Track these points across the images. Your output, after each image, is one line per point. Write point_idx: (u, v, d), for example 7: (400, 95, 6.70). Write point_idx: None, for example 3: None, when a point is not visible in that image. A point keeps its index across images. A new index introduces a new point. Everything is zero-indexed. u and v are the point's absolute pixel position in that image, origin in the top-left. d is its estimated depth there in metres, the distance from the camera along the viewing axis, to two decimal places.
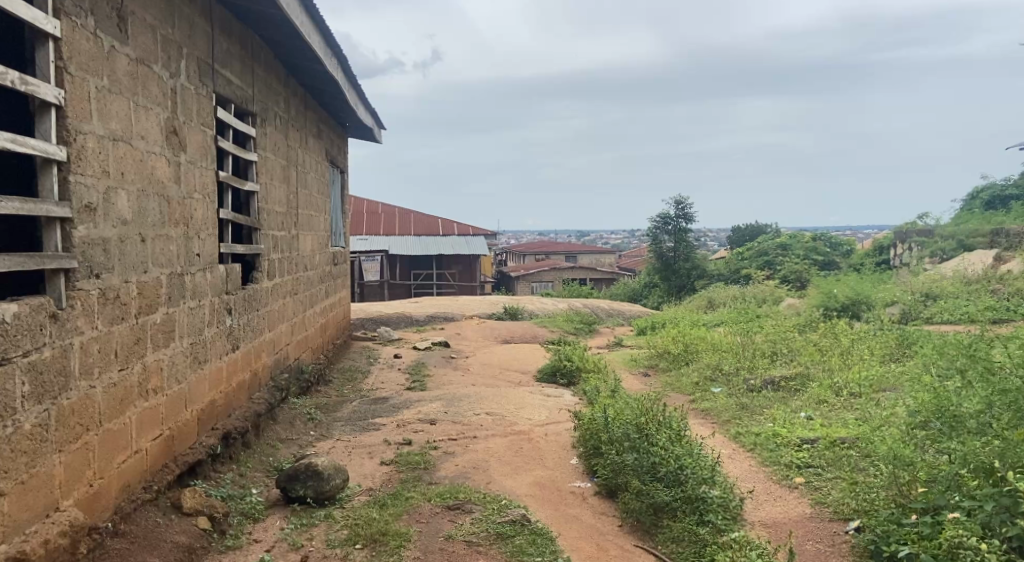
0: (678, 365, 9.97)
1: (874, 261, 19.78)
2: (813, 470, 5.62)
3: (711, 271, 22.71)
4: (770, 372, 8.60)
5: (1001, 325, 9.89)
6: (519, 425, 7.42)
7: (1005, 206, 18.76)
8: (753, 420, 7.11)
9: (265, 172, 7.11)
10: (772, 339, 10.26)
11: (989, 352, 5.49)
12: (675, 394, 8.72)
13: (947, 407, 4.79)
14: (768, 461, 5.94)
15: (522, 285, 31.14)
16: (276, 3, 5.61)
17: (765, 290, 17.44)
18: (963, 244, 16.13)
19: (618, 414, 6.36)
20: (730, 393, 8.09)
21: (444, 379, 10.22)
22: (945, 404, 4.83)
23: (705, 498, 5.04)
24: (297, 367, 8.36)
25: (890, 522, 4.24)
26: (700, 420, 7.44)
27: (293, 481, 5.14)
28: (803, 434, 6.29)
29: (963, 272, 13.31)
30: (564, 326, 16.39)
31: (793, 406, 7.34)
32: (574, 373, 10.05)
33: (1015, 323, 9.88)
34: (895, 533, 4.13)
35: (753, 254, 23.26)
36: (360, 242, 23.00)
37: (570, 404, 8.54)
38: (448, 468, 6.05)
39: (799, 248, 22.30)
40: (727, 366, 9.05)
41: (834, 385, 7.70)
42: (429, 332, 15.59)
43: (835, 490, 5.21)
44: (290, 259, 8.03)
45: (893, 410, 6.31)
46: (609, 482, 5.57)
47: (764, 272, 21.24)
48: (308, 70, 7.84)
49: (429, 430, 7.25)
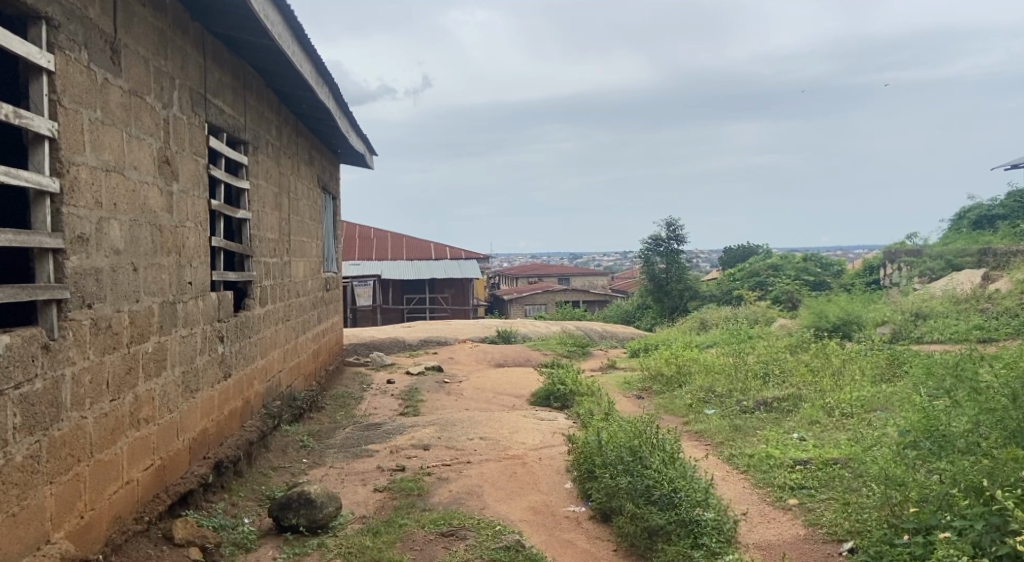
0: (671, 388, 9.99)
1: (865, 280, 19.90)
2: (806, 491, 5.62)
3: (703, 292, 22.79)
4: (763, 393, 8.63)
5: (990, 344, 9.95)
6: (513, 450, 7.41)
7: (993, 226, 18.93)
8: (746, 441, 7.14)
9: (257, 199, 7.14)
10: (765, 359, 10.29)
11: (976, 371, 5.53)
12: (669, 416, 8.72)
13: (937, 426, 4.83)
14: (762, 483, 5.94)
15: (515, 308, 31.23)
16: (269, 33, 5.66)
17: (758, 311, 17.50)
18: (952, 264, 16.23)
19: (611, 437, 6.36)
20: (723, 414, 8.11)
21: (438, 404, 10.20)
22: (934, 424, 4.85)
23: (700, 521, 5.03)
24: (290, 394, 8.33)
25: (884, 543, 4.28)
26: (693, 442, 7.44)
27: (285, 509, 5.12)
28: (797, 455, 6.31)
29: (953, 291, 13.40)
30: (557, 348, 16.42)
31: (786, 427, 7.36)
32: (567, 397, 10.05)
33: (1003, 342, 9.96)
34: (888, 553, 4.17)
35: (745, 275, 23.36)
36: (353, 267, 23.04)
37: (564, 427, 8.55)
38: (442, 494, 6.03)
39: (790, 269, 22.39)
40: (720, 388, 9.07)
41: (826, 405, 7.72)
42: (423, 355, 15.59)
43: (829, 511, 5.22)
44: (282, 286, 8.03)
45: (885, 430, 6.33)
46: (603, 505, 5.58)
47: (756, 293, 21.34)
48: (301, 98, 7.90)
49: (423, 456, 7.23)
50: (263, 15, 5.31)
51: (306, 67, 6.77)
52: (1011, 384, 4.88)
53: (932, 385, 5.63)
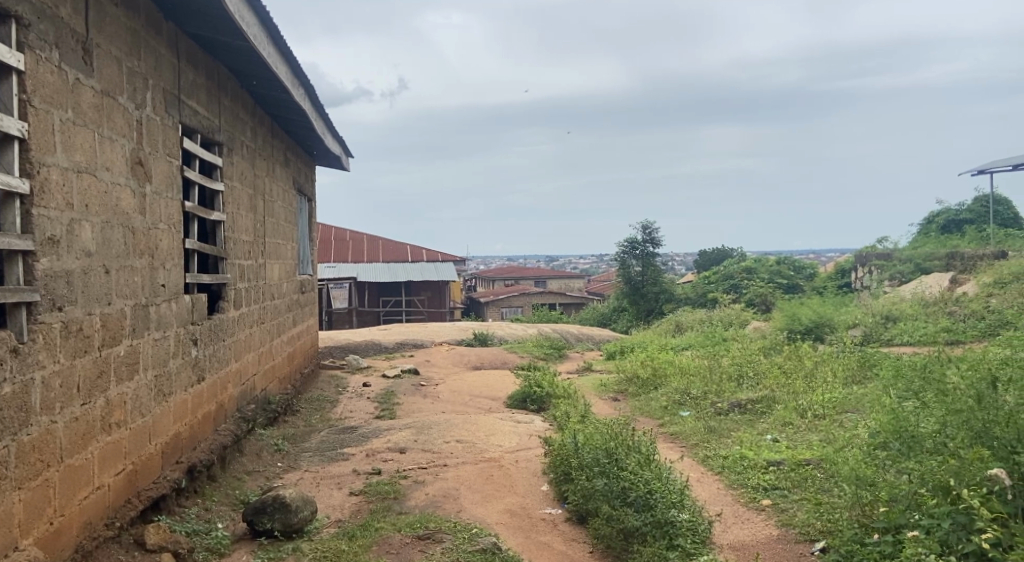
0: (647, 390, 10.04)
1: (836, 284, 20.14)
2: (779, 492, 5.68)
3: (678, 295, 22.94)
4: (737, 395, 8.71)
5: (956, 346, 10.12)
6: (490, 452, 7.41)
7: (960, 231, 19.25)
8: (720, 442, 7.19)
9: (231, 201, 7.08)
10: (739, 362, 10.39)
11: (943, 372, 5.61)
12: (645, 418, 8.76)
13: (906, 428, 4.89)
14: (735, 484, 6.00)
15: (492, 310, 31.22)
16: (244, 34, 5.63)
17: (732, 313, 17.63)
18: (921, 267, 16.46)
19: (587, 439, 6.39)
20: (698, 416, 8.16)
21: (414, 407, 10.17)
22: (901, 424, 4.94)
23: (675, 522, 5.06)
24: (264, 398, 8.27)
25: (854, 542, 4.33)
26: (668, 444, 7.49)
27: (260, 514, 5.08)
28: (770, 456, 6.37)
29: (922, 294, 13.60)
30: (533, 351, 16.45)
31: (759, 428, 7.43)
32: (544, 399, 10.08)
33: (969, 344, 10.12)
34: (858, 552, 4.23)
35: (720, 278, 23.54)
36: (328, 269, 22.92)
37: (540, 429, 8.56)
38: (418, 497, 6.02)
39: (763, 272, 22.58)
40: (695, 390, 9.13)
41: (798, 407, 7.81)
42: (399, 358, 15.54)
43: (801, 511, 5.28)
44: (257, 288, 7.97)
45: (856, 431, 6.41)
46: (580, 507, 5.60)
47: (730, 296, 21.51)
48: (276, 100, 7.85)
49: (399, 459, 7.21)
50: (239, 16, 5.28)
51: (282, 68, 6.74)
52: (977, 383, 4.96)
53: (902, 384, 5.72)
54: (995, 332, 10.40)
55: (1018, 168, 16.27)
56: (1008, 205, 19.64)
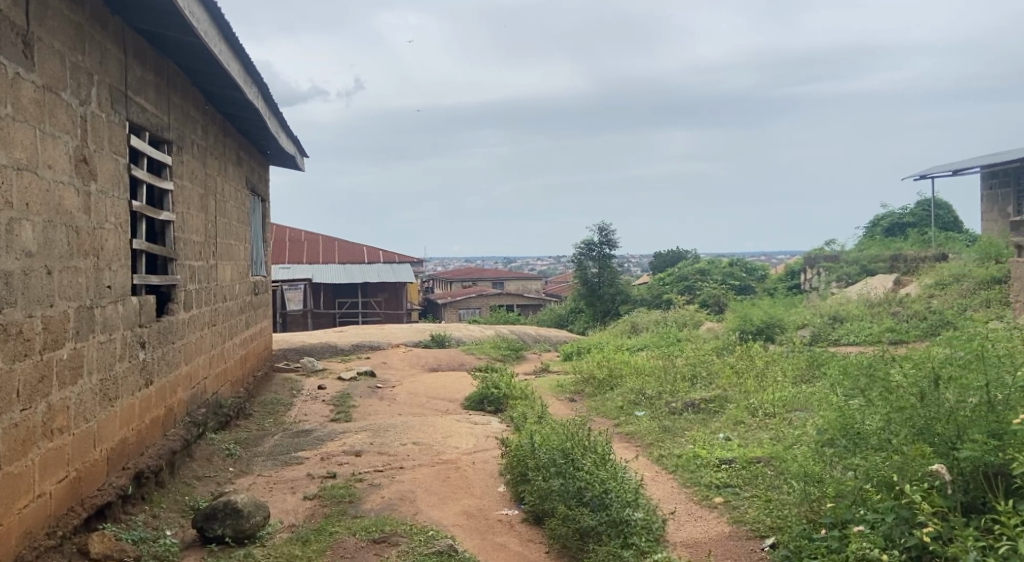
0: (604, 390, 10.08)
1: (786, 285, 20.51)
2: (730, 490, 5.75)
3: (635, 296, 23.13)
4: (690, 394, 8.79)
5: (899, 346, 10.35)
6: (447, 454, 7.38)
7: (903, 234, 19.76)
8: (674, 441, 7.25)
9: (181, 201, 6.95)
10: (692, 362, 10.50)
11: (887, 371, 5.74)
12: (601, 418, 8.81)
13: (852, 425, 4.89)
14: (688, 482, 6.06)
15: (449, 312, 31.11)
16: (194, 31, 5.53)
17: (686, 314, 17.82)
18: (866, 269, 16.82)
19: (544, 440, 6.40)
20: (653, 416, 8.23)
21: (370, 410, 10.08)
22: (846, 420, 4.99)
23: (630, 521, 5.08)
24: (216, 401, 8.13)
25: (803, 537, 4.47)
26: (624, 443, 7.54)
27: (210, 520, 4.98)
28: (722, 454, 6.45)
29: (867, 295, 13.91)
30: (491, 352, 16.42)
31: (712, 427, 7.51)
32: (502, 400, 10.08)
33: (911, 344, 10.37)
34: (806, 548, 4.34)
35: (674, 279, 23.77)
36: (282, 270, 22.62)
37: (498, 431, 8.54)
38: (374, 501, 5.96)
39: (716, 274, 22.87)
40: (650, 390, 9.20)
41: (749, 405, 7.92)
42: (355, 360, 15.40)
43: (752, 508, 5.35)
44: (209, 290, 7.83)
45: (804, 429, 6.52)
46: (537, 508, 5.61)
47: (684, 296, 21.74)
48: (228, 97, 7.73)
49: (355, 462, 7.14)
50: (189, 12, 5.18)
51: (234, 66, 6.63)
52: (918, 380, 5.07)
53: (850, 382, 5.83)
54: (936, 332, 10.65)
55: (957, 174, 16.73)
56: (948, 209, 20.22)
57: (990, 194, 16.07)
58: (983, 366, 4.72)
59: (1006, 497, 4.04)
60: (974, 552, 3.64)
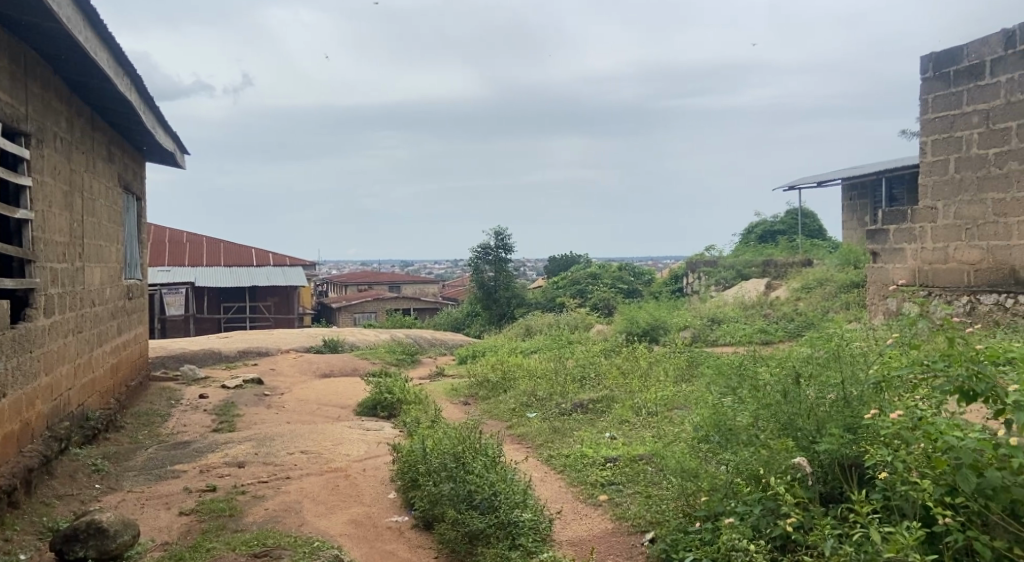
0: (496, 393, 10.01)
1: (670, 289, 21.09)
2: (615, 487, 5.77)
3: (530, 299, 23.26)
4: (579, 395, 8.84)
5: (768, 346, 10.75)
6: (336, 462, 7.12)
7: (774, 240, 20.64)
8: (563, 441, 7.25)
9: (41, 198, 6.45)
10: (581, 363, 10.58)
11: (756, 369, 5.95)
12: (493, 420, 8.73)
13: (724, 420, 4.96)
14: (576, 481, 6.04)
15: (342, 317, 30.46)
16: (54, 14, 5.13)
17: (577, 317, 18.01)
18: (742, 273, 17.42)
19: (435, 444, 6.20)
20: (543, 417, 8.21)
21: (254, 419, 9.67)
22: (720, 416, 5.02)
23: (517, 523, 5.02)
24: (81, 414, 7.59)
25: (679, 531, 4.48)
26: (515, 445, 7.47)
27: (71, 542, 4.62)
28: (607, 453, 6.47)
29: (741, 298, 14.41)
30: (384, 357, 16.13)
31: (598, 427, 7.55)
32: (395, 405, 9.86)
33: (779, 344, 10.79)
34: (681, 541, 4.38)
35: (568, 282, 24.02)
36: (161, 273, 21.56)
37: (390, 436, 8.33)
38: (256, 513, 5.67)
39: (607, 277, 23.24)
40: (540, 392, 9.20)
41: (633, 405, 8.01)
42: (239, 368, 14.80)
43: (633, 504, 5.37)
44: (74, 293, 7.32)
45: (683, 426, 6.65)
46: (427, 513, 5.44)
47: (576, 300, 22.00)
48: (96, 88, 7.25)
49: (237, 473, 6.80)
50: None
51: (102, 54, 6.21)
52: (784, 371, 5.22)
53: (730, 375, 5.95)
54: (800, 333, 11.06)
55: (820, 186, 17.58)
56: (814, 218, 21.22)
57: (850, 205, 16.91)
58: (841, 364, 4.88)
59: (856, 486, 4.24)
60: (831, 540, 3.74)
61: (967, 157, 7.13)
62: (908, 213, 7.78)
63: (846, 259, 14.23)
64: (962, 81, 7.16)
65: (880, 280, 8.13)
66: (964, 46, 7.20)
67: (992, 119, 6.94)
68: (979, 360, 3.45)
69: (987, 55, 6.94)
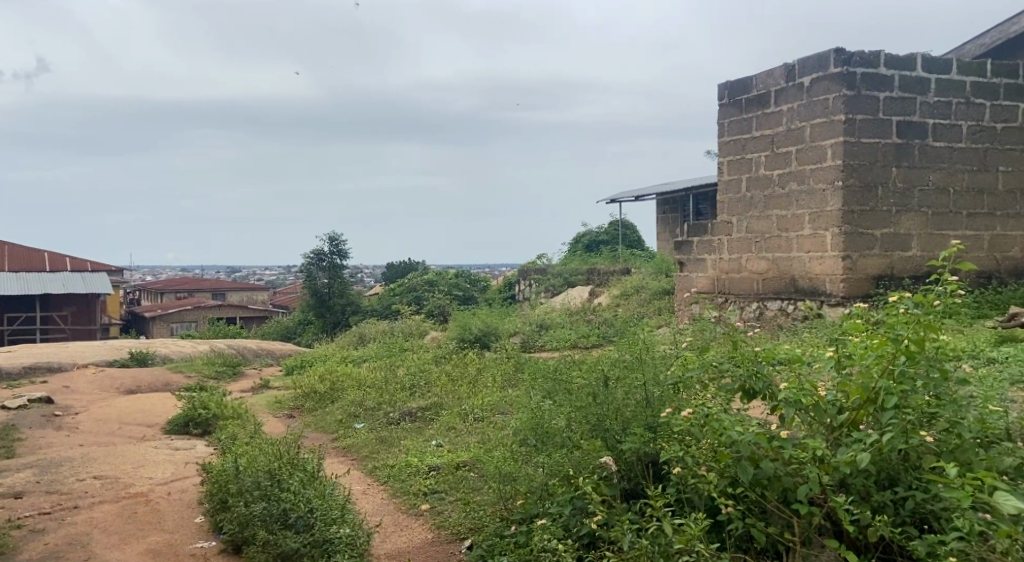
0: (324, 405, 9.49)
1: (502, 296, 21.21)
2: (437, 496, 5.53)
3: (365, 304, 22.34)
4: (407, 403, 8.55)
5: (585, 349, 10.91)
6: (135, 486, 6.41)
7: (597, 250, 21.29)
8: (388, 452, 6.92)
9: None
10: (412, 371, 10.28)
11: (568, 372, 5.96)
12: (317, 433, 8.24)
13: (541, 421, 4.79)
14: (399, 492, 5.74)
15: (157, 327, 28.35)
16: None
17: (411, 324, 17.65)
18: (568, 280, 17.75)
19: (250, 462, 5.49)
20: (371, 427, 7.84)
21: (41, 442, 8.63)
22: (540, 417, 4.81)
23: (334, 539, 4.54)
24: None
25: (494, 535, 4.38)
26: (339, 458, 7.06)
27: None
28: (431, 461, 6.22)
29: (567, 305, 14.66)
30: (201, 369, 15.04)
31: (426, 434, 7.30)
32: (209, 421, 9.06)
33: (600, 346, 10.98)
34: (497, 545, 4.26)
35: (404, 290, 23.36)
36: None
37: (202, 455, 7.63)
38: (33, 551, 5.02)
39: (444, 281, 22.83)
40: (369, 401, 8.81)
41: (461, 410, 7.82)
42: (28, 385, 13.29)
43: (454, 511, 5.17)
44: None
45: (506, 429, 6.54)
46: (235, 535, 4.97)
47: (411, 306, 21.56)
48: None
49: (14, 506, 5.98)
50: None
51: None
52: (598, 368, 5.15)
53: (554, 376, 5.85)
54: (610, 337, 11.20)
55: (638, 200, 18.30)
56: (634, 229, 22.10)
57: (665, 219, 17.73)
58: (643, 366, 4.78)
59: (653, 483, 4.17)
60: (630, 535, 3.56)
61: (757, 177, 7.49)
62: (709, 226, 8.13)
63: (658, 268, 14.85)
64: (752, 109, 7.53)
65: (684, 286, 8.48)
66: (754, 76, 7.59)
67: (776, 143, 7.31)
68: (758, 361, 3.55)
69: (771, 86, 7.33)
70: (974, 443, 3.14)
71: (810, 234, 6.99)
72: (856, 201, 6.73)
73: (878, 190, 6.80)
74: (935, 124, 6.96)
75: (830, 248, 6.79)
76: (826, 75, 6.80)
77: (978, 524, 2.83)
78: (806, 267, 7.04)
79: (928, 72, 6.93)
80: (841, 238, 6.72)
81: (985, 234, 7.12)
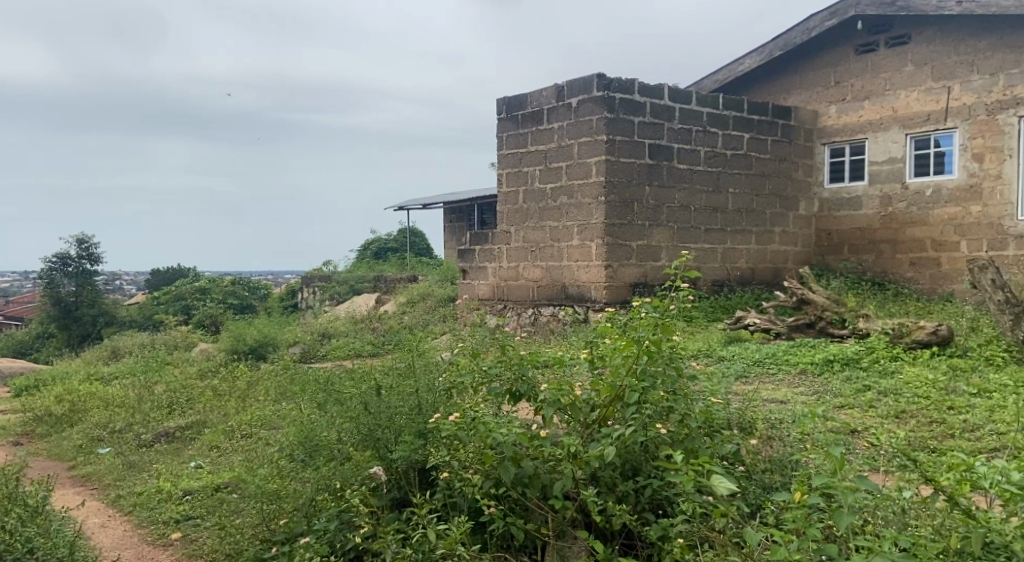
0: (60, 429, 8.66)
1: (281, 304, 20.56)
2: (191, 523, 4.94)
3: (124, 312, 19.96)
4: (163, 424, 8.12)
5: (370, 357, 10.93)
6: None
7: (384, 257, 21.37)
8: (134, 479, 6.54)
9: None
10: (172, 388, 9.71)
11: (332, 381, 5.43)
12: (49, 462, 7.55)
13: (313, 434, 4.43)
14: (145, 522, 5.06)
15: None
16: None
17: (177, 335, 16.58)
18: (353, 288, 17.57)
19: None
20: (118, 453, 7.35)
21: None
22: (305, 431, 4.50)
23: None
24: None
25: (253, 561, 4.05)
26: (75, 489, 6.57)
27: None
28: (188, 485, 5.53)
29: (351, 313, 14.56)
30: None
31: (182, 457, 6.97)
32: None
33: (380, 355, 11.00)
34: None
35: (170, 297, 21.88)
36: None
37: None
38: None
39: (215, 291, 21.50)
40: (117, 423, 8.23)
41: (226, 429, 7.58)
42: None
43: (209, 539, 4.58)
44: None
45: (267, 446, 6.37)
46: None
47: (176, 316, 19.89)
48: None
49: None
50: None
51: None
52: (371, 378, 4.92)
53: (314, 388, 5.39)
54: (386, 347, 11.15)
55: (426, 208, 18.68)
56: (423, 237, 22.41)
57: (451, 226, 18.15)
58: (414, 376, 4.59)
59: (421, 489, 4.13)
60: (395, 546, 3.51)
61: (533, 190, 7.99)
62: (489, 235, 8.54)
63: (445, 275, 15.28)
64: (528, 125, 8.01)
65: (467, 293, 8.77)
66: (528, 93, 8.06)
67: (549, 159, 7.84)
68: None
69: (543, 105, 7.84)
70: (701, 433, 3.21)
71: (579, 245, 7.58)
72: (616, 215, 7.41)
73: (634, 206, 7.53)
74: (680, 147, 7.82)
75: (596, 258, 7.41)
76: (590, 98, 7.40)
77: (698, 503, 2.83)
78: (575, 275, 7.64)
79: (673, 102, 7.76)
80: (604, 249, 7.37)
81: (719, 247, 8.10)
